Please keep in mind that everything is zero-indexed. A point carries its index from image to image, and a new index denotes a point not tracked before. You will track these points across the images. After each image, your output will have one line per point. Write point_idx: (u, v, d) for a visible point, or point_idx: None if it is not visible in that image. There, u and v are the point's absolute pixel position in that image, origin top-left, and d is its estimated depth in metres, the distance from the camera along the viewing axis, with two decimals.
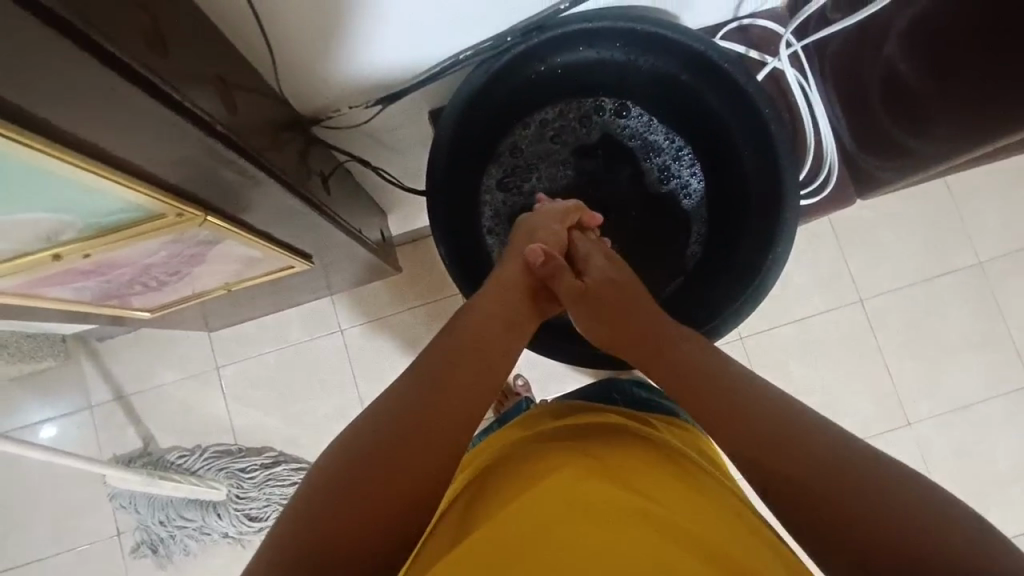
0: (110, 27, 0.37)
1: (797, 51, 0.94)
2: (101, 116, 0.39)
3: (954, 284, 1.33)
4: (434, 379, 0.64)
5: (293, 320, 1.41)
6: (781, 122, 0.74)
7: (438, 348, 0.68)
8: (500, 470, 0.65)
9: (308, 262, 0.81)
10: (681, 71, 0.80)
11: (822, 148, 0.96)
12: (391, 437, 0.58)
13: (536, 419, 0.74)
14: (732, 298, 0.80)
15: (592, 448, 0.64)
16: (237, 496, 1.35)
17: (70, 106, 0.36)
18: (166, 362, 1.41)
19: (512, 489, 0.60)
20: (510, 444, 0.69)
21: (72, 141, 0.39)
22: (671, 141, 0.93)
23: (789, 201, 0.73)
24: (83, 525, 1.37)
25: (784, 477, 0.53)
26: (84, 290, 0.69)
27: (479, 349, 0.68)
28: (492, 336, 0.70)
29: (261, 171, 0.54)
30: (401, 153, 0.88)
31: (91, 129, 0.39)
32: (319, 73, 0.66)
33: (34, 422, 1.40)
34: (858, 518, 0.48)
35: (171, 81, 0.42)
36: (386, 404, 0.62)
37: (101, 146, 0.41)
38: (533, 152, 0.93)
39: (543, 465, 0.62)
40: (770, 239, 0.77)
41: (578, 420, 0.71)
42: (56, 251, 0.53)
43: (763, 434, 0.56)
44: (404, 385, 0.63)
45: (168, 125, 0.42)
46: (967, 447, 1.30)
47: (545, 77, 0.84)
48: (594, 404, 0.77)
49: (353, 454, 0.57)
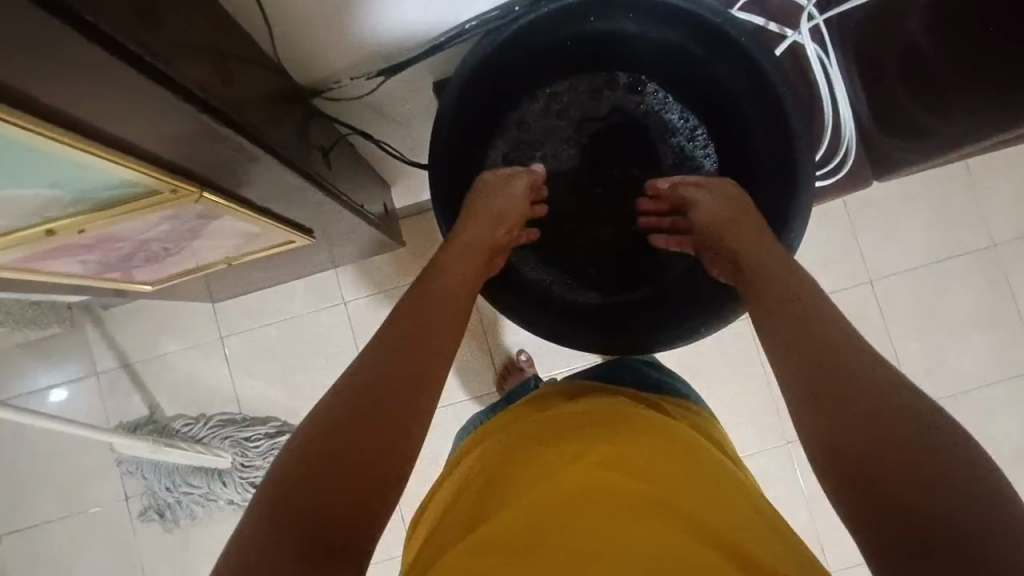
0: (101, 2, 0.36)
1: (818, 25, 0.90)
2: (94, 91, 0.37)
3: (967, 266, 1.30)
4: (411, 341, 0.61)
5: (297, 292, 1.40)
6: (797, 105, 0.71)
7: (411, 309, 0.64)
8: (507, 455, 0.64)
9: (309, 235, 0.80)
10: (694, 44, 0.77)
11: (840, 128, 0.92)
12: (382, 398, 0.55)
13: (541, 403, 0.73)
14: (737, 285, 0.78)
15: (597, 435, 0.63)
16: (242, 464, 1.37)
17: (59, 79, 0.34)
18: (170, 331, 1.41)
19: (520, 478, 0.59)
20: (517, 428, 0.68)
21: (64, 120, 0.38)
22: (684, 120, 0.90)
23: (802, 187, 0.71)
24: (92, 489, 1.39)
25: (838, 438, 0.48)
26: (84, 263, 0.68)
27: (454, 313, 0.66)
28: (462, 299, 0.68)
29: (261, 149, 0.53)
30: (404, 126, 0.86)
31: (85, 105, 0.37)
32: (321, 44, 0.64)
33: (41, 388, 1.41)
34: (901, 497, 0.43)
35: (166, 58, 0.41)
36: (373, 362, 0.58)
37: (95, 122, 0.39)
38: (542, 126, 0.90)
39: (553, 454, 0.61)
40: (780, 226, 0.74)
41: (584, 406, 0.69)
42: (49, 226, 0.52)
43: (825, 385, 0.51)
44: (387, 346, 0.60)
45: (164, 104, 0.41)
46: (970, 430, 1.30)
47: (555, 49, 0.81)
48: (598, 387, 0.75)
49: (338, 415, 0.53)
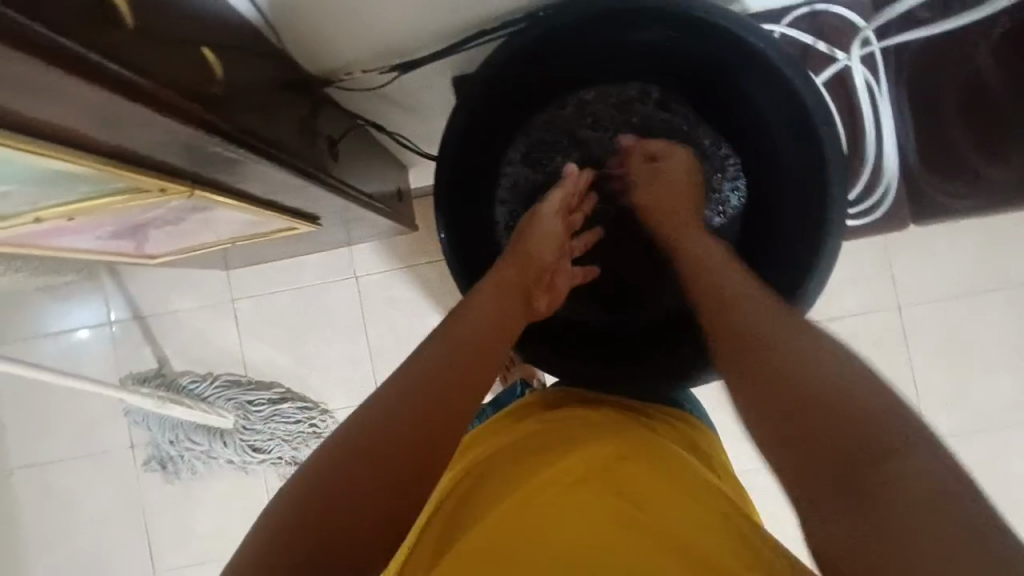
0: (91, 23, 0.33)
1: (874, 52, 0.83)
2: (82, 112, 0.35)
3: (1005, 302, 1.23)
4: (430, 387, 0.57)
5: (309, 262, 1.39)
6: (838, 149, 0.66)
7: (435, 351, 0.60)
8: (499, 457, 0.61)
9: (312, 221, 0.78)
10: (734, 68, 0.72)
11: (882, 165, 0.87)
12: (395, 437, 0.53)
13: (542, 410, 0.70)
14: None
15: (589, 442, 0.60)
16: (243, 426, 1.39)
17: (41, 103, 0.32)
18: (184, 288, 1.42)
19: (506, 481, 0.57)
20: (517, 433, 0.65)
21: (45, 133, 0.35)
22: (717, 147, 0.84)
23: (830, 237, 0.66)
24: (100, 433, 1.43)
25: (807, 467, 0.47)
26: (82, 239, 0.67)
27: (481, 364, 0.62)
28: (488, 351, 0.63)
29: (265, 160, 0.52)
30: (421, 117, 0.83)
31: (69, 122, 0.35)
32: (332, 34, 0.60)
33: (58, 330, 1.44)
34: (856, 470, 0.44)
35: (158, 76, 0.38)
36: (395, 396, 0.55)
37: (80, 132, 0.37)
38: (565, 134, 0.86)
39: (546, 457, 0.58)
40: (802, 275, 0.70)
41: (586, 416, 0.66)
42: (37, 214, 0.50)
43: (814, 412, 0.48)
44: (408, 382, 0.57)
45: (156, 123, 0.39)
46: (985, 469, 1.25)
47: (585, 58, 0.77)
48: (597, 399, 0.72)
49: (358, 446, 0.52)
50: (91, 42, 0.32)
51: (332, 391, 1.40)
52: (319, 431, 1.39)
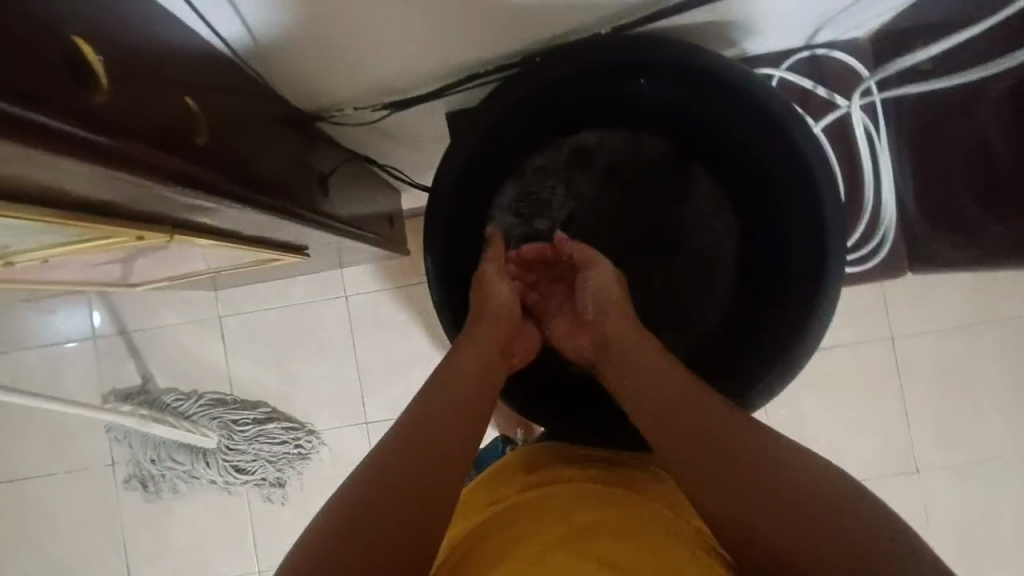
0: (65, 87, 0.31)
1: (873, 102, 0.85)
2: (58, 175, 0.33)
3: (996, 339, 1.23)
4: (433, 439, 0.56)
5: (300, 280, 1.37)
6: (836, 206, 0.66)
7: (433, 402, 0.59)
8: (492, 524, 0.58)
9: (299, 253, 0.76)
10: (733, 120, 0.72)
11: (882, 205, 0.87)
12: (407, 475, 0.52)
13: (522, 472, 0.67)
14: (740, 383, 0.73)
15: (577, 514, 0.56)
16: (227, 447, 1.37)
17: (12, 172, 0.30)
18: (170, 304, 1.39)
19: (497, 556, 0.53)
20: (505, 495, 0.62)
21: (16, 194, 0.34)
22: (712, 192, 0.85)
23: (828, 292, 0.66)
24: (81, 449, 1.40)
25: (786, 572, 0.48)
26: (61, 270, 0.65)
27: (474, 408, 0.61)
28: (476, 399, 0.62)
29: (251, 207, 0.50)
30: (415, 148, 0.82)
31: (38, 184, 0.33)
32: (323, 77, 0.59)
33: (41, 343, 1.41)
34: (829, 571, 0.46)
35: (140, 134, 0.36)
36: (400, 438, 0.55)
37: (52, 192, 0.35)
38: (562, 175, 0.86)
39: (540, 521, 0.56)
40: (798, 329, 0.70)
41: (574, 476, 0.64)
42: (9, 257, 0.48)
43: (785, 512, 0.50)
44: (407, 426, 0.56)
45: (134, 184, 0.37)
46: (974, 507, 1.24)
47: (583, 104, 0.76)
48: (581, 458, 0.70)
49: (372, 484, 0.51)
50: (67, 110, 0.31)
51: (319, 412, 1.38)
52: (305, 453, 1.37)
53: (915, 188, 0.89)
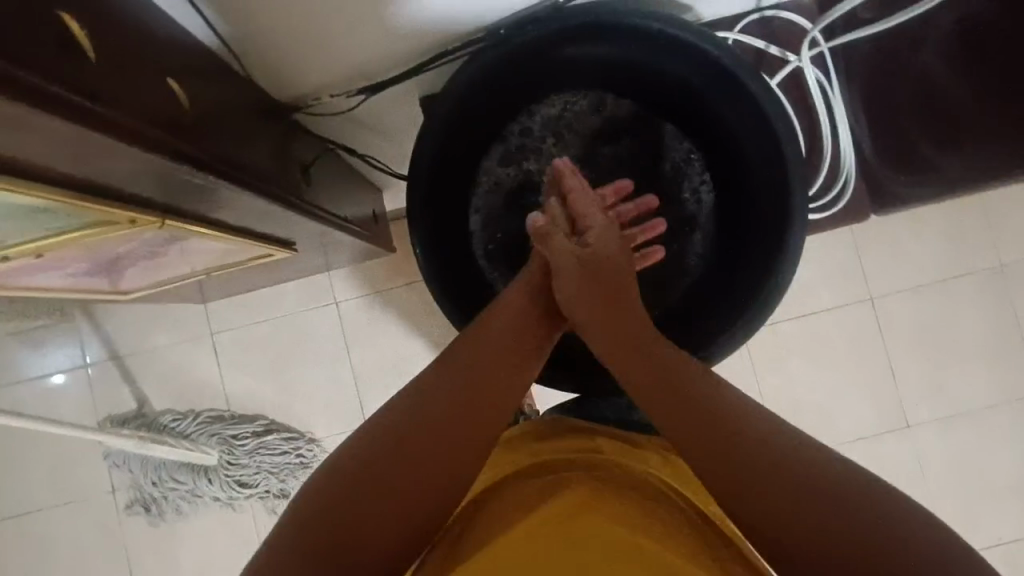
0: (49, 53, 0.33)
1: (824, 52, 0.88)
2: (51, 144, 0.35)
3: (971, 289, 1.26)
4: (427, 431, 0.58)
5: (289, 290, 1.38)
6: (795, 148, 0.69)
7: (434, 388, 0.60)
8: (502, 490, 0.58)
9: (289, 248, 0.77)
10: (692, 74, 0.74)
11: (840, 156, 0.90)
12: (408, 439, 0.57)
13: (532, 436, 0.66)
14: (724, 323, 0.76)
15: (592, 477, 0.56)
16: (228, 462, 1.36)
17: (9, 137, 0.32)
18: (160, 325, 1.39)
19: (508, 512, 0.53)
20: (510, 467, 0.62)
21: (13, 166, 0.35)
22: (680, 145, 0.87)
23: (796, 229, 0.69)
24: (80, 479, 1.39)
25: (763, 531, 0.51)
26: (54, 276, 0.66)
27: (497, 376, 0.63)
28: (502, 368, 0.64)
29: (237, 187, 0.52)
30: (392, 138, 0.84)
31: (33, 154, 0.35)
32: (296, 62, 0.62)
33: (32, 376, 1.40)
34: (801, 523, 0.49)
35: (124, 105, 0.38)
36: (410, 402, 0.60)
37: (47, 164, 0.37)
38: (533, 141, 0.88)
39: (536, 490, 0.55)
40: (771, 268, 0.72)
41: (580, 445, 0.63)
42: (5, 252, 0.50)
43: (763, 477, 0.52)
44: (423, 390, 0.61)
45: (123, 152, 0.39)
46: (967, 457, 1.26)
47: (548, 72, 0.78)
48: (592, 425, 0.68)
49: (376, 446, 0.56)
50: (53, 75, 0.33)
51: (318, 420, 1.38)
52: (306, 462, 1.37)
53: (869, 130, 0.91)
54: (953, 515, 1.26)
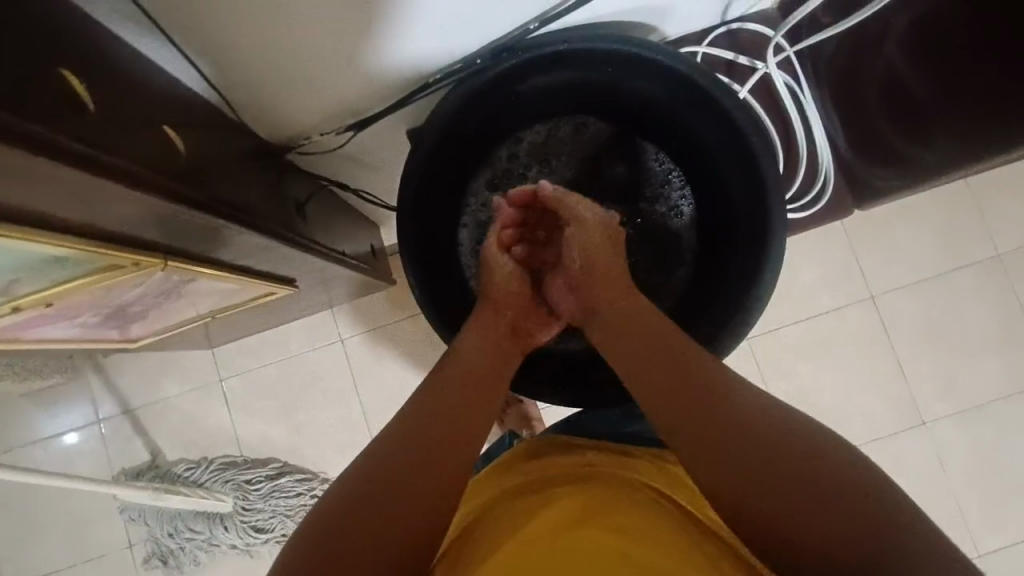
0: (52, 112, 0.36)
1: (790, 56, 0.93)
2: (61, 193, 0.38)
3: (970, 280, 1.26)
4: (422, 450, 0.57)
5: (294, 331, 1.40)
6: (766, 150, 0.71)
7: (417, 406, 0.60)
8: (501, 502, 0.59)
9: (291, 286, 0.79)
10: (668, 94, 0.77)
11: (817, 156, 0.96)
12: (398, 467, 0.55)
13: (526, 460, 0.66)
14: (715, 327, 0.78)
15: (588, 496, 0.56)
16: (244, 508, 1.36)
17: (23, 189, 0.35)
18: (169, 375, 1.41)
19: (507, 523, 0.55)
20: (494, 488, 0.62)
21: (27, 217, 0.38)
22: (661, 164, 0.91)
23: (777, 234, 0.70)
24: (97, 536, 1.39)
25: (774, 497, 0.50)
26: (63, 326, 0.69)
27: (477, 401, 0.63)
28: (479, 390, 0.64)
29: (236, 224, 0.54)
30: (383, 173, 0.88)
31: (42, 205, 0.38)
32: (284, 105, 0.66)
33: (45, 437, 1.41)
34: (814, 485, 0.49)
35: (123, 155, 0.41)
36: (394, 433, 0.58)
37: (55, 214, 0.39)
38: (519, 169, 0.92)
39: (521, 512, 0.55)
40: (753, 275, 0.73)
41: (569, 462, 0.63)
42: (16, 303, 0.52)
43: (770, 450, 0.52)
44: (401, 427, 0.59)
45: (127, 197, 0.41)
46: (985, 449, 1.25)
47: (529, 99, 0.82)
48: (575, 441, 0.69)
49: (367, 477, 0.54)
50: (57, 132, 0.36)
51: (329, 459, 1.38)
52: None
53: (844, 125, 0.98)
54: (978, 510, 1.24)
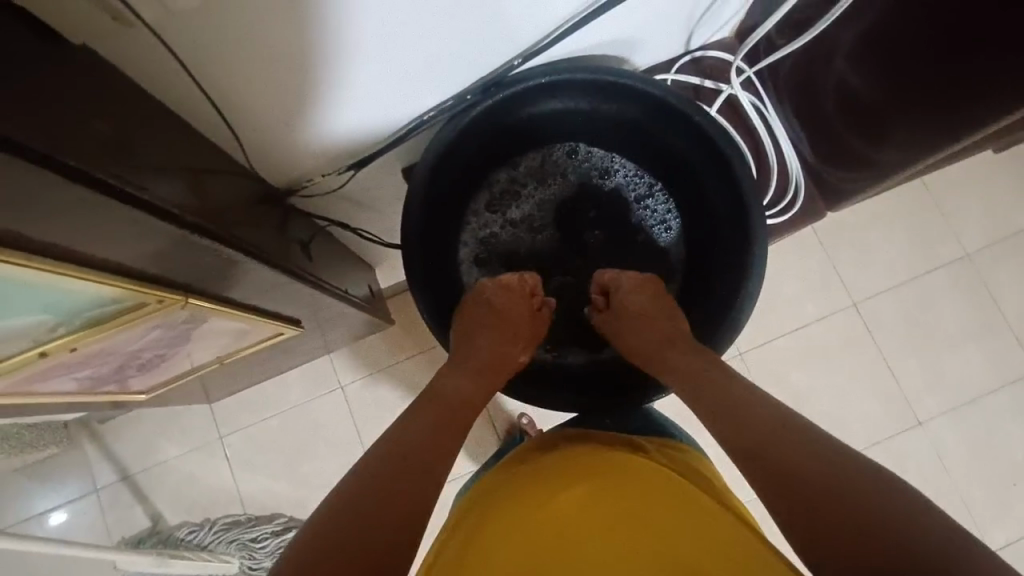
0: (77, 149, 0.40)
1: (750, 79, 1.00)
2: (92, 226, 0.41)
3: (944, 278, 1.32)
4: (422, 450, 0.59)
5: (293, 381, 1.40)
6: (743, 160, 0.77)
7: (424, 414, 0.64)
8: (511, 486, 0.61)
9: (298, 327, 0.81)
10: (642, 113, 0.83)
11: (786, 169, 1.03)
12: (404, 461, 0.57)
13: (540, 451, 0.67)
14: (709, 330, 0.82)
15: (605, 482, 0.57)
16: (250, 567, 1.34)
17: (58, 221, 0.38)
18: (169, 437, 1.39)
19: (521, 506, 0.57)
20: (498, 481, 0.63)
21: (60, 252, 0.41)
22: (642, 181, 0.96)
23: (760, 234, 0.75)
24: None
25: (787, 467, 0.52)
26: (75, 378, 0.70)
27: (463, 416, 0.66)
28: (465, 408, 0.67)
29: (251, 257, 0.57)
30: (380, 211, 0.92)
31: (76, 241, 0.41)
32: (288, 149, 0.70)
33: (40, 512, 1.37)
34: (828, 461, 0.51)
35: (143, 188, 0.45)
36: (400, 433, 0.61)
37: (87, 250, 0.42)
38: (510, 198, 0.96)
39: (528, 503, 0.57)
40: (742, 276, 0.78)
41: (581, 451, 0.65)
42: (42, 348, 0.54)
43: (786, 435, 0.55)
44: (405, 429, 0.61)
45: (151, 228, 0.44)
46: (981, 442, 1.28)
47: (516, 128, 0.87)
48: (583, 434, 0.71)
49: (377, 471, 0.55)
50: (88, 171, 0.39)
51: None
52: None
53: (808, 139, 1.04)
54: (983, 504, 1.26)
